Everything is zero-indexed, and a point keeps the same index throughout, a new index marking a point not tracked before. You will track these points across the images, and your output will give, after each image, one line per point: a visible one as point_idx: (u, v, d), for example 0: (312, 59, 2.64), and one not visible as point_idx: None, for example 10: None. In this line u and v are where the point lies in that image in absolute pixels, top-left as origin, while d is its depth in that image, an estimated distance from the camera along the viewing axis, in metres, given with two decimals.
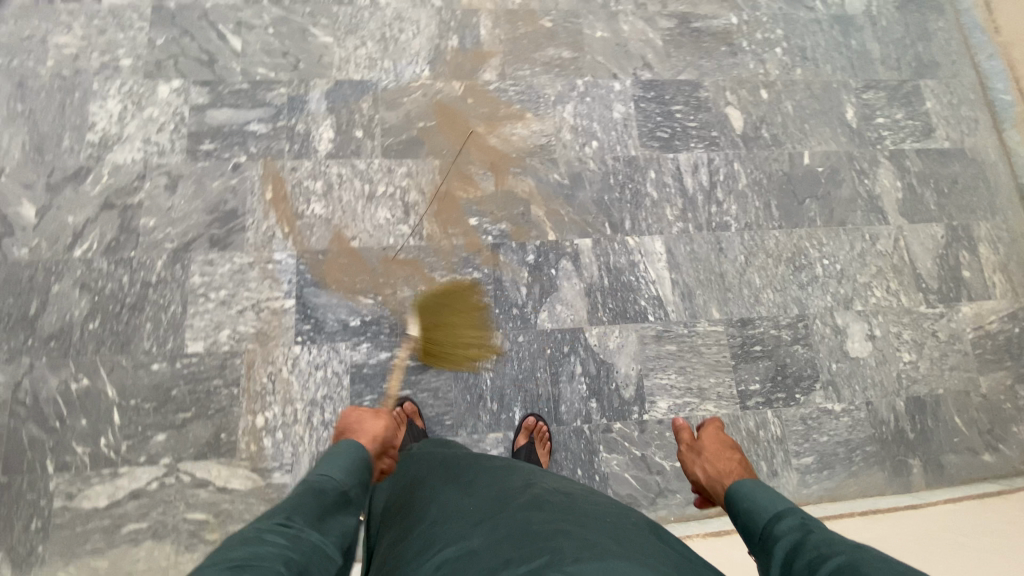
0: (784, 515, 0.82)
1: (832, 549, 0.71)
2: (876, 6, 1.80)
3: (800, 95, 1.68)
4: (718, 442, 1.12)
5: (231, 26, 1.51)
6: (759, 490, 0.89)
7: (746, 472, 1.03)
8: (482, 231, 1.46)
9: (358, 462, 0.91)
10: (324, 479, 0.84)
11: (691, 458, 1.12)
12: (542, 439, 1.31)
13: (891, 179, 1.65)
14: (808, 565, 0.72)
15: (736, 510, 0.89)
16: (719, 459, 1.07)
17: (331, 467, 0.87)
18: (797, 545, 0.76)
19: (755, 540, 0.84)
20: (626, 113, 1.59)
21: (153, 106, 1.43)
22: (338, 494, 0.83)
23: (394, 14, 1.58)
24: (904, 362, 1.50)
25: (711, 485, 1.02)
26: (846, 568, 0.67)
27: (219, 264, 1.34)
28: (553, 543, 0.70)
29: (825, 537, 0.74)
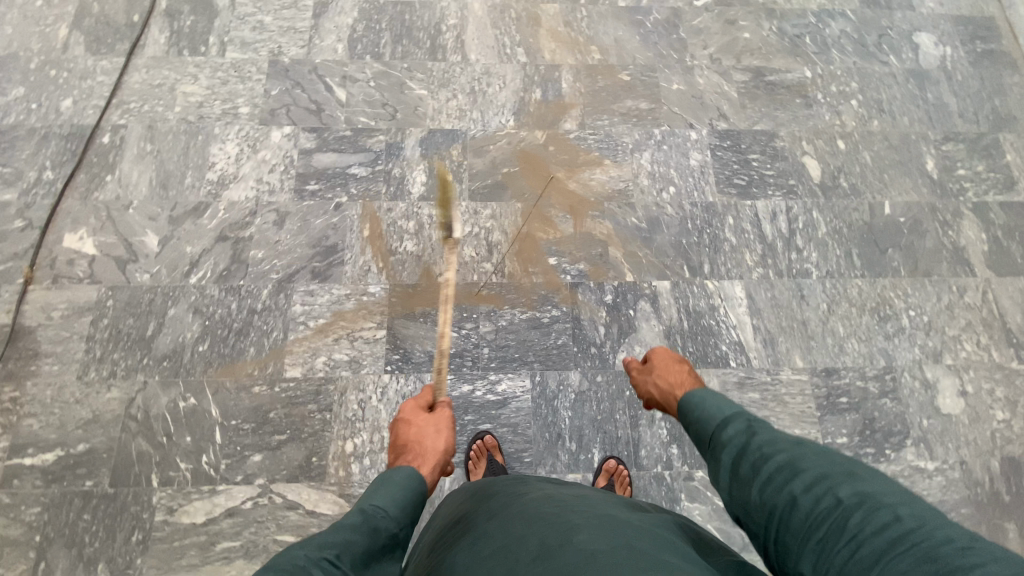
0: (731, 419, 0.83)
1: (772, 450, 0.75)
2: (952, 61, 1.82)
3: (878, 145, 1.69)
4: (668, 357, 1.10)
5: (338, 78, 1.66)
6: (706, 397, 0.90)
7: (695, 381, 1.02)
8: (561, 271, 1.50)
9: (412, 499, 0.76)
10: (379, 514, 0.72)
11: (644, 379, 1.10)
12: (622, 483, 1.29)
13: (977, 230, 1.61)
14: (750, 464, 0.76)
15: (687, 417, 0.90)
16: (669, 373, 1.05)
17: (386, 498, 0.74)
18: (740, 447, 0.79)
19: (703, 444, 0.86)
20: (702, 161, 1.64)
21: (266, 150, 1.56)
22: (388, 540, 0.72)
23: (483, 69, 1.70)
24: (1004, 422, 1.42)
25: (664, 400, 1.02)
26: (786, 466, 0.72)
27: (318, 294, 1.42)
28: (563, 520, 0.74)
29: (766, 436, 0.78)
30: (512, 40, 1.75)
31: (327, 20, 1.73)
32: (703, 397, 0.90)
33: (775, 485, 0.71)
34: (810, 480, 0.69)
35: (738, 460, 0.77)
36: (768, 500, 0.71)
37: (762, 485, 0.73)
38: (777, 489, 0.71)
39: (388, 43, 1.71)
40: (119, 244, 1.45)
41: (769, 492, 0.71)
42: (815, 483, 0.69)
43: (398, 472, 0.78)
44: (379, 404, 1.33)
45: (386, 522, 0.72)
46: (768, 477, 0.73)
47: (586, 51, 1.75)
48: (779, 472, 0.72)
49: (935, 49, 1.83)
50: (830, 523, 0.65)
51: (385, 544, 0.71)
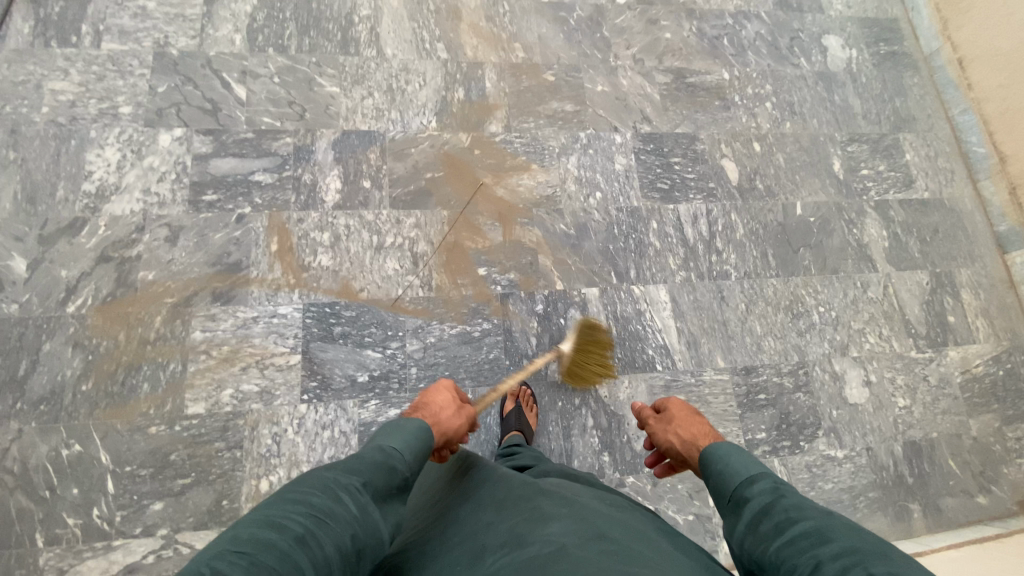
0: (754, 470, 0.76)
1: (801, 513, 0.67)
2: (856, 64, 1.91)
3: (790, 147, 1.76)
4: (686, 408, 1.00)
5: (236, 74, 1.50)
6: (732, 450, 0.82)
7: (720, 437, 0.92)
8: (490, 281, 1.45)
9: (420, 449, 0.78)
10: (396, 459, 0.73)
11: (659, 427, 1.00)
12: (527, 404, 1.36)
13: (877, 227, 1.73)
14: (774, 523, 0.68)
15: (706, 461, 0.83)
16: (690, 424, 0.96)
17: (401, 443, 0.76)
18: (764, 506, 0.71)
19: (719, 493, 0.79)
20: (627, 165, 1.64)
21: (154, 156, 1.39)
22: (400, 484, 0.72)
23: (401, 66, 1.60)
24: (900, 407, 1.55)
25: (685, 451, 0.90)
26: (813, 533, 0.64)
27: (222, 319, 1.29)
28: (534, 513, 0.74)
29: (794, 496, 0.70)
30: (431, 34, 1.65)
31: (221, 7, 1.55)
32: (728, 448, 0.81)
33: (800, 549, 0.64)
34: (841, 551, 0.61)
35: (758, 515, 0.70)
36: (788, 561, 0.64)
37: (782, 545, 0.65)
38: (800, 552, 0.64)
39: (293, 34, 1.56)
40: None
41: (790, 554, 0.64)
42: (846, 555, 0.61)
43: (412, 422, 0.81)
44: (297, 436, 1.24)
45: (402, 463, 0.74)
46: (791, 540, 0.65)
47: (510, 48, 1.68)
48: (805, 537, 0.64)
49: (841, 52, 1.92)
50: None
51: (398, 487, 0.72)
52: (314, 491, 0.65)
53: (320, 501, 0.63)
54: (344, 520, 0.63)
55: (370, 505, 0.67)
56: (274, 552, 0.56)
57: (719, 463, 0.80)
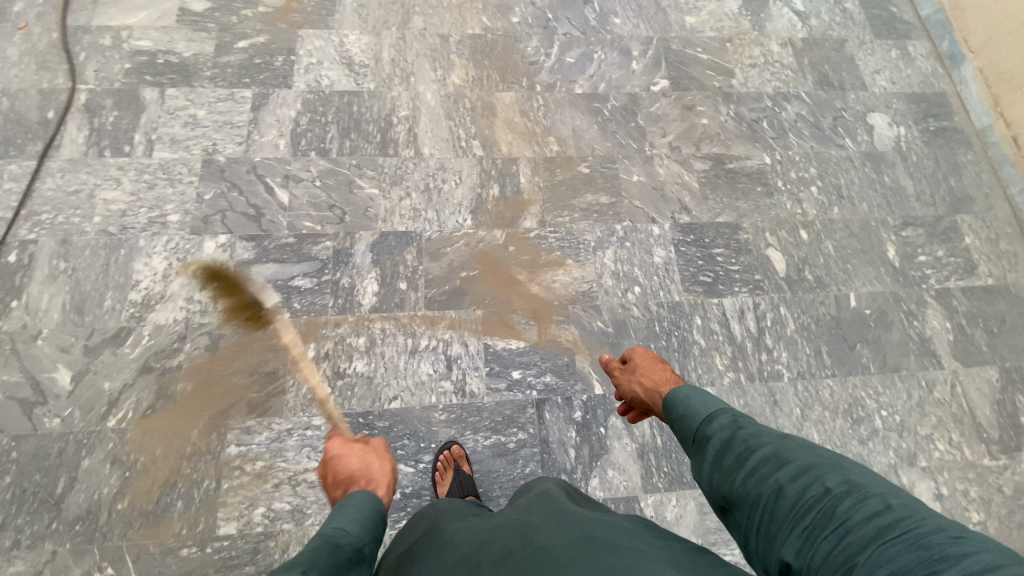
0: (715, 415, 0.84)
1: (758, 441, 0.75)
2: (905, 142, 1.84)
3: (838, 234, 1.68)
4: (649, 357, 1.15)
5: (279, 178, 1.54)
6: (691, 392, 0.90)
7: (679, 380, 1.06)
8: (526, 386, 1.40)
9: (368, 516, 0.85)
10: (339, 533, 0.79)
11: (625, 377, 1.14)
12: None
13: (940, 319, 1.61)
14: (736, 456, 0.76)
15: (674, 418, 0.89)
16: (652, 372, 1.10)
17: (346, 520, 0.82)
18: (726, 441, 0.79)
19: (688, 441, 0.86)
20: (666, 257, 1.59)
21: (198, 263, 1.43)
22: (354, 552, 0.78)
23: (437, 164, 1.62)
24: (980, 526, 1.39)
25: (648, 397, 1.05)
26: (771, 457, 0.73)
27: (256, 431, 1.29)
28: (524, 526, 0.80)
29: (752, 430, 0.78)
30: (467, 131, 1.67)
31: (267, 113, 1.62)
32: (688, 392, 0.90)
33: (762, 475, 0.72)
34: (797, 471, 0.70)
35: (723, 453, 0.78)
36: (754, 489, 0.71)
37: (747, 476, 0.73)
38: (762, 478, 0.71)
39: (334, 137, 1.61)
40: (26, 383, 1.28)
41: (754, 483, 0.72)
42: (802, 471, 0.69)
43: (355, 497, 0.88)
44: None
45: (350, 539, 0.79)
46: (753, 467, 0.73)
47: (545, 142, 1.69)
48: (765, 463, 0.72)
49: (888, 130, 1.85)
50: (817, 511, 0.65)
51: (351, 559, 0.78)
52: None
53: None
54: None
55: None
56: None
57: (684, 416, 0.87)
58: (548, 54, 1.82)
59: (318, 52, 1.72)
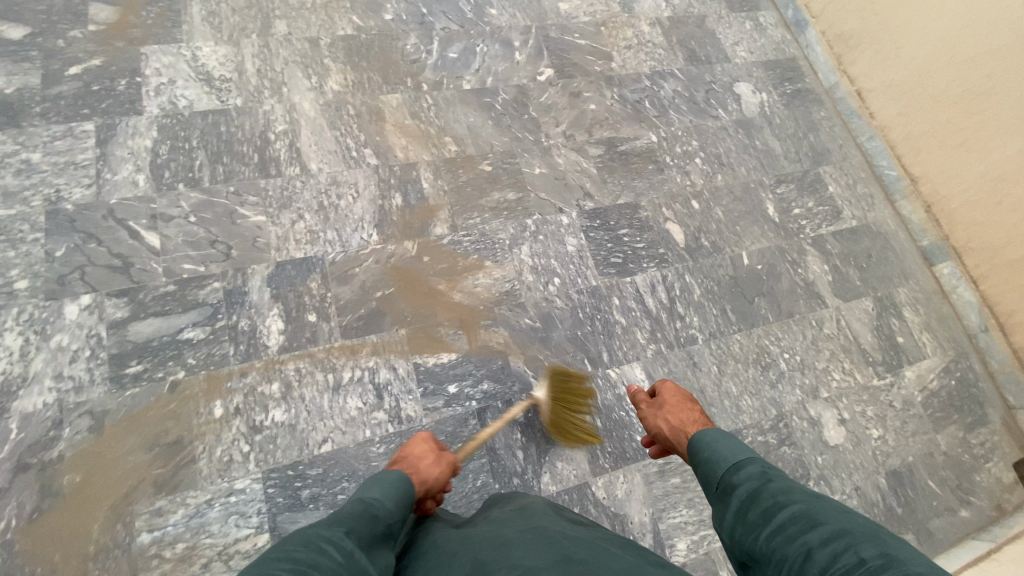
0: (744, 464, 0.88)
1: (788, 499, 0.78)
2: (768, 106, 2.02)
3: (726, 199, 1.81)
4: (679, 395, 1.17)
5: (145, 220, 1.35)
6: (723, 441, 0.95)
7: (705, 421, 1.10)
8: (464, 398, 1.37)
9: (403, 494, 0.87)
10: (377, 505, 0.82)
11: (652, 412, 1.17)
12: None
13: (819, 263, 1.80)
14: (762, 511, 0.79)
15: (699, 460, 0.96)
16: (680, 412, 1.13)
17: (382, 491, 0.85)
18: (753, 493, 0.82)
19: (713, 489, 0.91)
20: (578, 245, 1.62)
21: (59, 333, 1.22)
22: (385, 529, 0.81)
23: (329, 180, 1.50)
24: (874, 438, 1.60)
25: (674, 436, 1.09)
26: (801, 517, 0.74)
27: (170, 511, 1.14)
28: (497, 538, 0.82)
29: (782, 486, 0.81)
30: (356, 141, 1.57)
31: (117, 146, 1.40)
32: (719, 439, 0.96)
33: (790, 536, 0.73)
34: (827, 535, 0.71)
35: (749, 506, 0.81)
36: (779, 548, 0.73)
37: (772, 533, 0.76)
38: (789, 538, 0.73)
39: (203, 164, 1.44)
40: None
41: (779, 542, 0.74)
42: (832, 537, 0.70)
43: (394, 472, 0.90)
44: None
45: (383, 511, 0.82)
46: (780, 525, 0.75)
47: (441, 143, 1.64)
48: (793, 523, 0.74)
49: (753, 97, 2.02)
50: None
51: (382, 531, 0.80)
52: (300, 552, 0.68)
53: (305, 555, 0.68)
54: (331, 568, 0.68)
55: (355, 551, 0.73)
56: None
57: (712, 461, 0.92)
58: (429, 51, 1.75)
59: (167, 70, 1.52)
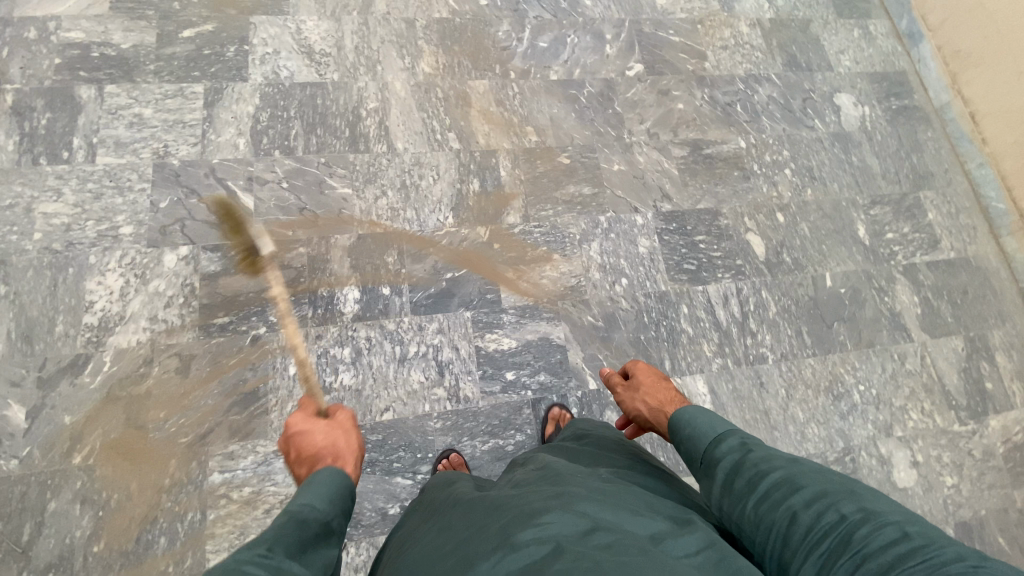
0: (724, 437, 0.87)
1: (770, 465, 0.79)
2: (870, 120, 1.89)
3: (812, 215, 1.71)
4: (651, 374, 1.19)
5: (242, 181, 1.43)
6: (701, 416, 0.95)
7: (682, 401, 1.12)
8: (521, 387, 1.38)
9: (333, 491, 0.79)
10: (305, 509, 0.74)
11: (629, 395, 1.17)
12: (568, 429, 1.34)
13: (908, 293, 1.68)
14: (747, 481, 0.79)
15: (682, 438, 0.94)
16: (657, 391, 1.15)
17: (312, 495, 0.77)
18: (737, 465, 0.82)
19: (699, 464, 0.90)
20: (651, 247, 1.58)
21: (158, 279, 1.32)
22: (320, 527, 0.74)
23: (413, 159, 1.54)
24: (948, 487, 1.49)
25: (654, 416, 1.10)
26: (782, 483, 0.76)
27: (241, 456, 1.22)
28: (525, 507, 0.76)
29: (762, 453, 0.81)
30: (441, 123, 1.60)
31: (222, 110, 1.49)
32: (696, 415, 0.95)
33: (774, 501, 0.75)
34: (810, 496, 0.72)
35: (734, 477, 0.81)
36: (767, 515, 0.74)
37: (759, 501, 0.76)
38: (775, 505, 0.74)
39: (299, 134, 1.50)
40: None
41: (766, 509, 0.75)
42: (814, 498, 0.72)
43: (320, 473, 0.82)
44: None
45: (315, 514, 0.75)
46: (765, 492, 0.76)
47: (522, 132, 1.64)
48: (777, 488, 0.75)
49: (854, 110, 1.89)
50: (832, 537, 0.68)
51: (317, 531, 0.73)
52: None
53: None
54: None
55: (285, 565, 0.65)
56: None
57: (695, 438, 0.90)
58: (520, 39, 1.75)
59: (273, 40, 1.59)
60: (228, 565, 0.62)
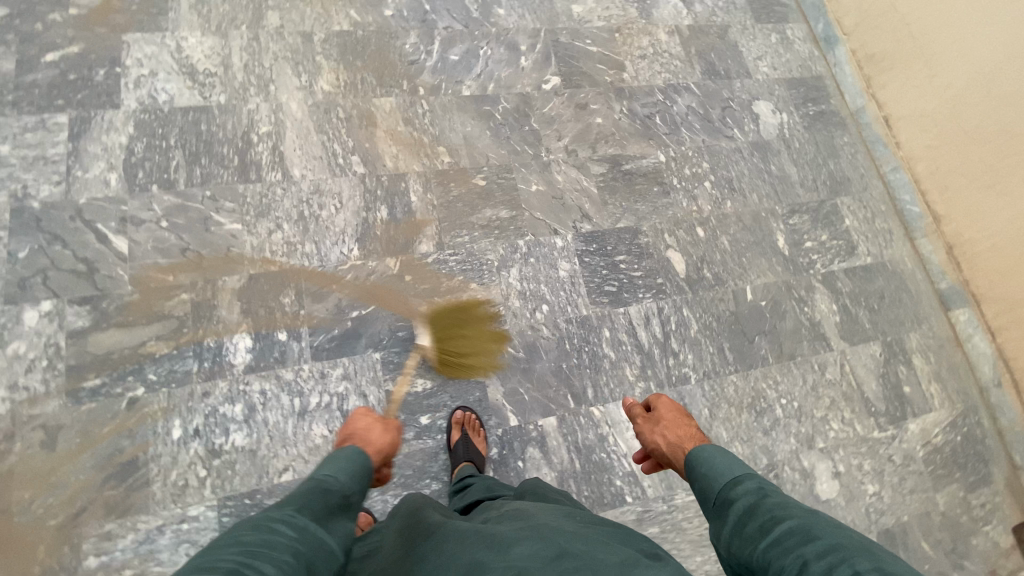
0: (741, 477, 0.78)
1: (786, 512, 0.69)
2: (788, 128, 1.89)
3: (733, 228, 1.70)
4: (674, 408, 1.04)
5: (114, 222, 1.29)
6: (718, 451, 0.86)
7: (704, 437, 0.96)
8: (436, 430, 1.32)
9: (357, 467, 0.81)
10: (329, 479, 0.76)
11: (649, 428, 1.03)
12: (474, 429, 1.30)
13: (827, 302, 1.70)
14: (760, 525, 0.70)
15: (692, 474, 0.86)
16: (677, 426, 1.00)
17: (335, 467, 0.79)
18: (750, 506, 0.73)
19: (708, 505, 0.80)
20: (571, 270, 1.53)
21: (16, 340, 1.17)
22: (342, 499, 0.75)
23: (312, 188, 1.43)
24: (870, 495, 1.51)
25: (671, 452, 0.95)
26: (797, 531, 0.66)
27: (119, 536, 1.10)
28: (491, 537, 0.74)
29: (780, 500, 0.72)
30: (343, 146, 1.49)
31: (90, 142, 1.34)
32: (714, 449, 0.86)
33: (785, 548, 0.65)
34: (825, 548, 0.63)
35: (745, 519, 0.72)
36: (776, 561, 0.65)
37: (769, 545, 0.67)
38: (786, 551, 0.65)
39: (180, 166, 1.37)
40: None
41: (775, 554, 0.66)
42: (828, 551, 0.62)
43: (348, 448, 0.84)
44: None
45: (337, 483, 0.76)
46: (777, 538, 0.67)
47: (433, 153, 1.55)
48: (791, 536, 0.66)
49: (772, 118, 1.89)
50: None
51: (339, 503, 0.74)
52: (247, 533, 0.63)
53: (254, 537, 0.62)
54: (283, 548, 0.63)
55: (310, 527, 0.68)
56: (220, 573, 0.55)
57: (706, 474, 0.82)
58: (428, 52, 1.65)
59: (148, 60, 1.44)
60: (259, 523, 0.65)
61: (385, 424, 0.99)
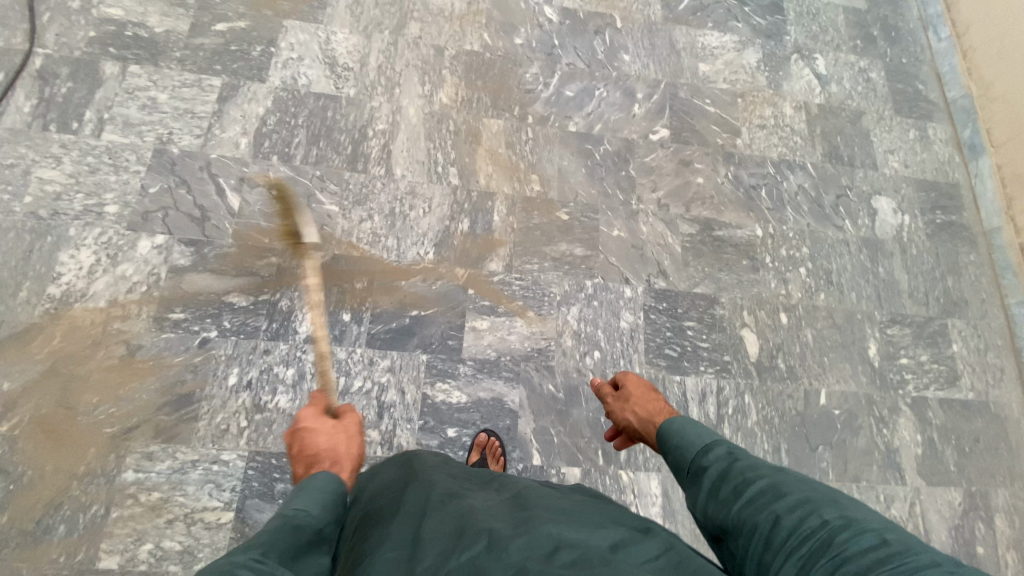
0: (711, 446, 0.86)
1: (755, 473, 0.77)
2: (907, 231, 1.73)
3: (820, 322, 1.57)
4: (641, 385, 1.15)
5: (234, 180, 1.43)
6: (689, 425, 0.93)
7: (671, 410, 1.07)
8: (460, 446, 1.32)
9: (331, 497, 0.76)
10: (300, 515, 0.71)
11: (619, 406, 1.14)
12: (494, 455, 1.29)
13: (911, 430, 1.52)
14: (733, 488, 0.77)
15: (670, 449, 0.92)
16: (646, 402, 1.10)
17: (307, 500, 0.73)
18: (724, 472, 0.80)
19: (685, 474, 0.87)
20: (634, 323, 1.49)
21: (128, 263, 1.33)
22: (314, 535, 0.70)
23: (407, 188, 1.51)
24: None
25: (643, 427, 1.05)
26: (767, 489, 0.74)
27: (159, 459, 1.20)
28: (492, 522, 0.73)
29: (749, 462, 0.80)
30: (445, 156, 1.56)
31: (233, 107, 1.51)
32: (685, 424, 0.93)
33: (758, 506, 0.73)
34: (793, 502, 0.71)
35: (720, 484, 0.79)
36: (750, 518, 0.72)
37: (744, 504, 0.74)
38: (759, 509, 0.72)
39: (300, 143, 1.50)
40: None
41: (750, 512, 0.73)
42: (798, 504, 0.71)
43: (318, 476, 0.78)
44: None
45: (309, 519, 0.71)
46: (749, 497, 0.74)
47: (526, 180, 1.58)
48: (762, 494, 0.74)
49: (891, 217, 1.74)
50: (813, 541, 0.66)
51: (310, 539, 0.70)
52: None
53: None
54: None
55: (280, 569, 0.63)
56: None
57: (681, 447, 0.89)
58: (546, 84, 1.70)
59: (300, 46, 1.61)
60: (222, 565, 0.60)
61: (351, 431, 0.93)
